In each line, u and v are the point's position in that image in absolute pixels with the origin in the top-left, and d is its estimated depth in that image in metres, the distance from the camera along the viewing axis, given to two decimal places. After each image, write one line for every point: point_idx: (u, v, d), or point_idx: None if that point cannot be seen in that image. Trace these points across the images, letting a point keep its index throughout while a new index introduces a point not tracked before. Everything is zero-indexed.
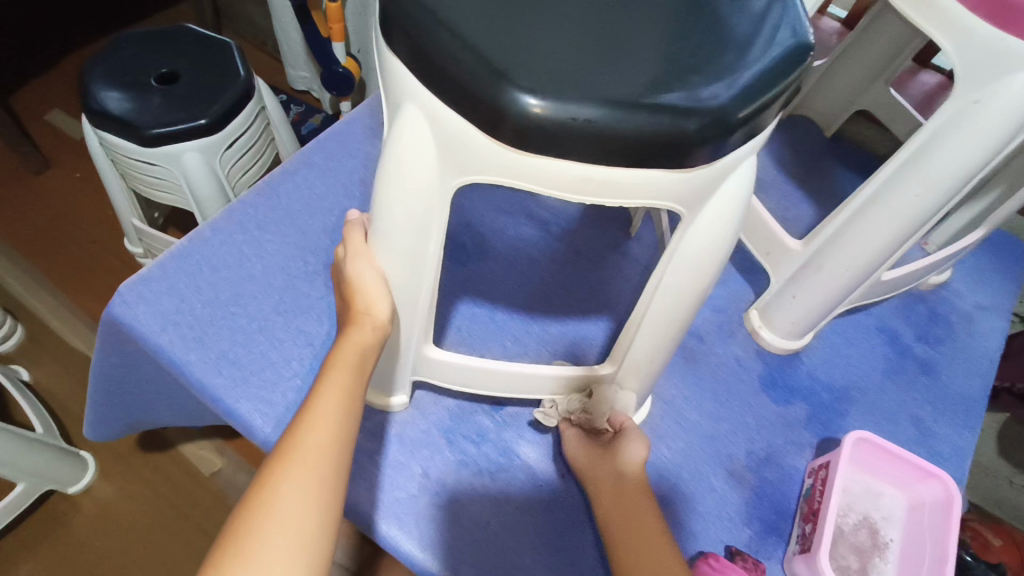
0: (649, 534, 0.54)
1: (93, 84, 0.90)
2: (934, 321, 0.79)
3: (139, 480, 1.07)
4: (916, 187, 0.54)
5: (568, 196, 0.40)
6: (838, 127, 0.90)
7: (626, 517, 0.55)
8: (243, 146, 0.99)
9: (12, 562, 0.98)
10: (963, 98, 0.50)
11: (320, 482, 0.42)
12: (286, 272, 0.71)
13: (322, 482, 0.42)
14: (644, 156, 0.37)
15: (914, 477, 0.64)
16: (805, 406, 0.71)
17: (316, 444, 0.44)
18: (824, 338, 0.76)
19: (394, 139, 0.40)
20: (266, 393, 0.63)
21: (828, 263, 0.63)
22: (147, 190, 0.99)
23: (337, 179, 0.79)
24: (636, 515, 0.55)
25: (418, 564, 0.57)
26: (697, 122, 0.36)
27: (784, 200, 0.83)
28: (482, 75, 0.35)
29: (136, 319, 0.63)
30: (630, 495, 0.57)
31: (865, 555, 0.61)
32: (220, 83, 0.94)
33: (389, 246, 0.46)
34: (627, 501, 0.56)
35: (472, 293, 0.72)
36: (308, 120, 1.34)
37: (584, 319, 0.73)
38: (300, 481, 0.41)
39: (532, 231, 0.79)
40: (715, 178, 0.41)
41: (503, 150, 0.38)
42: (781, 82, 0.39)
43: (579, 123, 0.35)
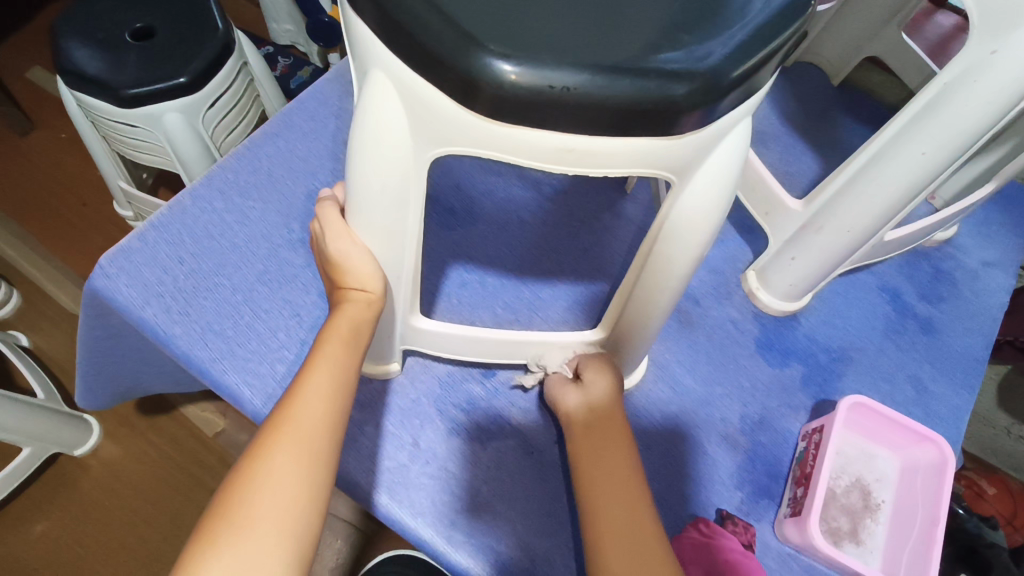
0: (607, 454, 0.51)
1: (65, 43, 0.86)
2: (937, 280, 0.77)
3: (143, 441, 1.08)
4: (923, 145, 0.52)
5: (549, 166, 0.37)
6: (847, 74, 0.85)
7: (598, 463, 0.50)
8: (226, 105, 0.95)
9: (25, 522, 1.00)
10: (980, 48, 0.46)
11: (314, 455, 0.41)
12: (270, 240, 0.69)
13: (316, 454, 0.41)
14: (629, 124, 0.34)
15: (909, 440, 0.63)
16: (801, 367, 0.70)
17: (311, 417, 0.43)
18: (823, 298, 0.74)
19: (362, 109, 0.37)
20: (254, 365, 0.63)
21: (829, 224, 0.61)
22: (131, 152, 0.96)
23: (320, 141, 0.76)
24: (611, 461, 0.50)
25: (411, 532, 0.58)
26: (687, 86, 0.33)
27: (786, 155, 0.80)
28: (450, 39, 0.32)
29: (118, 292, 0.62)
30: (606, 440, 0.52)
31: (856, 517, 0.62)
32: (198, 38, 0.89)
33: (366, 220, 0.43)
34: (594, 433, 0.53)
35: (462, 257, 0.70)
36: (296, 73, 1.28)
37: (577, 283, 0.71)
38: (292, 456, 0.40)
39: (522, 191, 0.76)
40: (707, 143, 0.39)
41: (478, 120, 0.35)
42: (781, 37, 0.36)
43: (557, 91, 0.32)
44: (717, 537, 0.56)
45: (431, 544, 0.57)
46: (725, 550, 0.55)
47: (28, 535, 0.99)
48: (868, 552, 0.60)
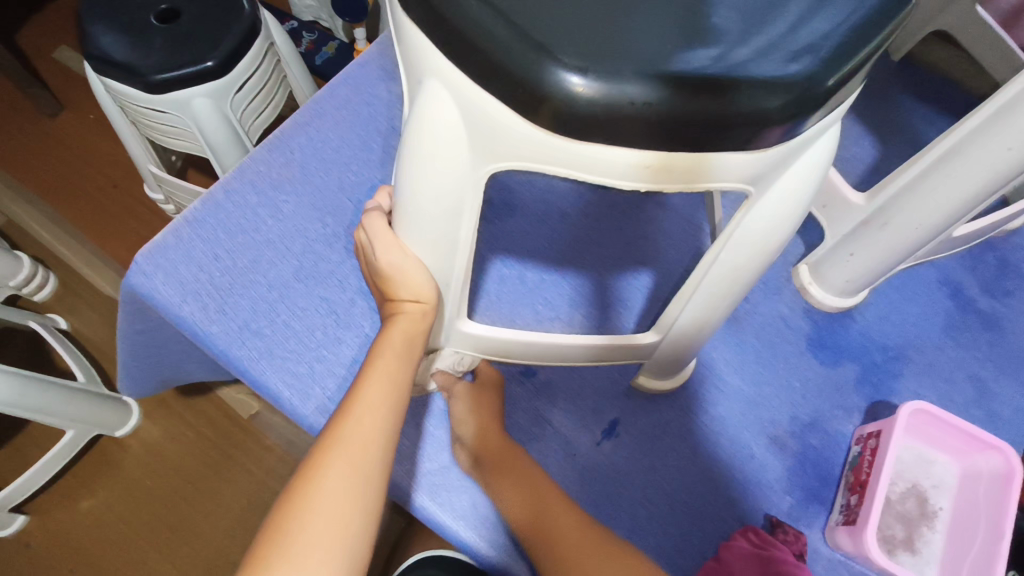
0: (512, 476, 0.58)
1: (91, 27, 0.84)
2: (1003, 272, 0.73)
3: (181, 423, 1.10)
4: (1009, 140, 0.47)
5: (609, 180, 0.34)
6: (909, 49, 0.80)
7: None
8: (253, 88, 0.93)
9: (72, 501, 1.03)
10: None
11: (365, 473, 0.40)
12: (305, 236, 0.68)
13: (367, 472, 0.40)
14: (712, 138, 0.32)
15: (971, 447, 0.60)
16: (855, 367, 0.67)
17: (363, 433, 0.41)
18: (880, 293, 0.71)
19: (415, 119, 0.35)
20: (292, 364, 0.62)
21: (894, 222, 0.57)
22: (160, 137, 0.95)
23: (352, 130, 0.74)
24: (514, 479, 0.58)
25: (453, 534, 0.57)
26: (778, 99, 0.30)
27: (842, 138, 0.75)
28: (518, 51, 0.29)
29: (155, 290, 0.61)
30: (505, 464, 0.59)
31: (911, 525, 0.60)
32: (224, 20, 0.87)
33: (417, 232, 0.41)
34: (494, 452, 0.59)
35: (502, 252, 0.68)
36: (322, 49, 1.25)
37: (619, 278, 0.68)
38: (344, 476, 0.39)
39: (561, 179, 0.73)
40: (791, 152, 0.35)
41: (545, 135, 0.33)
42: (879, 35, 0.32)
43: (636, 107, 0.29)
44: (773, 548, 0.54)
45: (474, 546, 0.57)
46: (782, 561, 0.53)
47: (76, 512, 1.03)
48: (924, 562, 0.58)
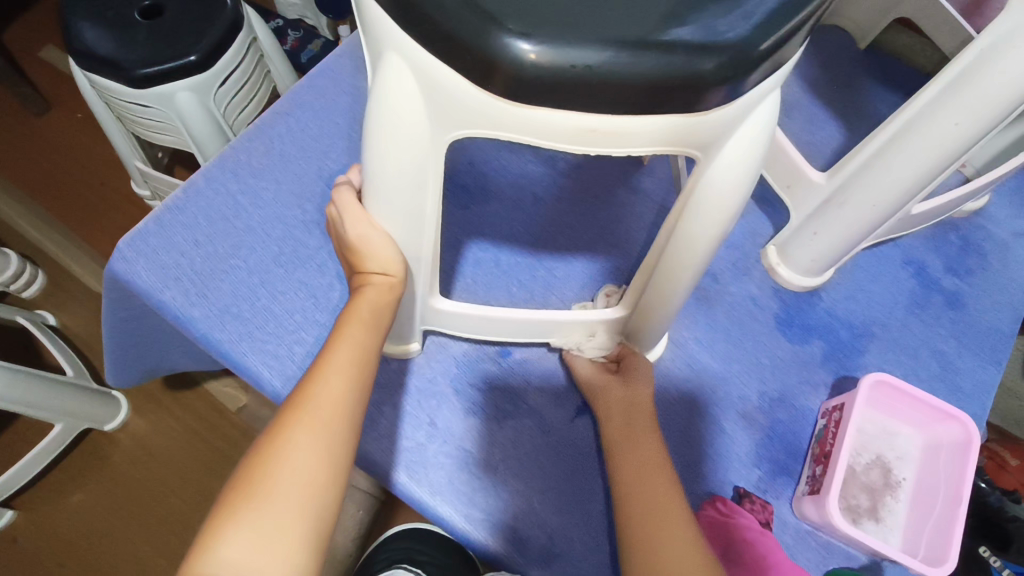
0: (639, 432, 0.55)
1: (75, 23, 0.85)
2: (966, 252, 0.75)
3: (169, 416, 1.11)
4: (958, 114, 0.49)
5: (598, 149, 0.36)
6: (874, 38, 0.82)
7: (649, 499, 0.50)
8: (237, 82, 0.95)
9: (61, 495, 1.04)
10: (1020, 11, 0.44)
11: (332, 431, 0.41)
12: (284, 222, 0.69)
13: (335, 430, 0.41)
14: (655, 101, 0.33)
15: (932, 418, 0.62)
16: (822, 344, 0.69)
17: (331, 394, 0.43)
18: (847, 273, 0.72)
19: (376, 90, 0.36)
20: (272, 346, 0.63)
21: (854, 198, 0.59)
22: (146, 132, 0.96)
23: (331, 120, 0.76)
24: (642, 436, 0.55)
25: (429, 509, 0.58)
26: (714, 62, 0.32)
27: (809, 123, 0.77)
28: (467, 19, 0.31)
29: (137, 276, 0.63)
30: (638, 424, 0.56)
31: (876, 495, 0.61)
32: (207, 15, 0.88)
33: (384, 204, 0.43)
34: (635, 418, 0.56)
35: (478, 236, 0.70)
36: (307, 47, 1.26)
37: (592, 260, 0.70)
38: (312, 435, 0.40)
39: (537, 166, 0.74)
40: (735, 118, 0.37)
41: (496, 101, 0.34)
42: (810, 3, 0.34)
43: (579, 70, 0.31)
44: (736, 516, 0.57)
45: (450, 522, 0.58)
46: (742, 529, 0.56)
47: (65, 506, 1.03)
48: (888, 530, 0.60)
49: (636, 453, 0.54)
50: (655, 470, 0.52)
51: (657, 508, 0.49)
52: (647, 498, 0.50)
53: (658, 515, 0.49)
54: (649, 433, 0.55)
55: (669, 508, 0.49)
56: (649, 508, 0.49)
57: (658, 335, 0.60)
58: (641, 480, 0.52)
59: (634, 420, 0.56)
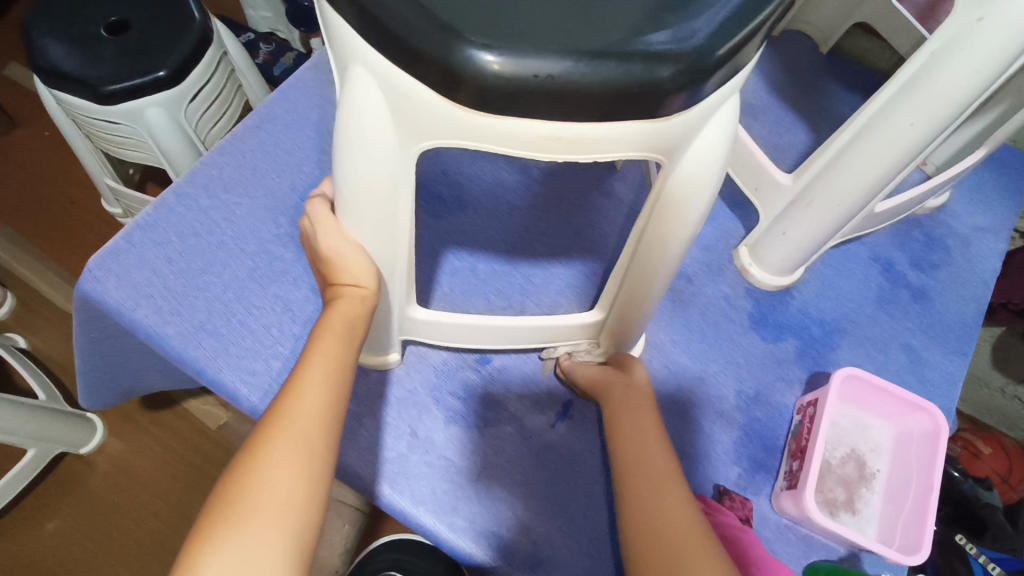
0: (642, 415, 0.55)
1: (39, 41, 0.84)
2: (930, 247, 0.77)
3: (147, 437, 1.09)
4: (913, 115, 0.51)
5: (565, 156, 0.37)
6: (835, 41, 0.84)
7: (644, 475, 0.50)
8: (208, 97, 0.94)
9: (35, 522, 1.01)
10: (965, 16, 0.45)
11: (311, 449, 0.41)
12: (258, 236, 0.69)
13: (313, 446, 0.41)
14: (617, 108, 0.34)
15: (903, 410, 0.63)
16: (795, 341, 0.70)
17: (308, 412, 0.43)
18: (817, 271, 0.74)
19: (343, 104, 0.37)
20: (249, 361, 0.63)
21: (819, 198, 0.60)
22: (115, 149, 0.95)
23: (303, 134, 0.76)
24: (640, 420, 0.55)
25: (413, 520, 0.58)
26: (671, 68, 0.33)
27: (776, 126, 0.79)
28: (429, 32, 0.32)
29: (109, 295, 0.62)
30: (637, 409, 0.56)
31: (851, 487, 0.62)
32: (175, 30, 0.88)
33: (356, 217, 0.43)
34: (633, 404, 0.56)
35: (454, 245, 0.70)
36: (279, 60, 1.26)
37: (568, 265, 0.71)
38: (289, 452, 0.40)
39: (510, 174, 0.75)
40: (696, 123, 0.38)
41: (462, 112, 0.35)
42: (764, 10, 0.35)
43: (542, 80, 0.32)
44: (716, 513, 0.57)
45: (434, 531, 0.57)
46: (722, 525, 0.56)
47: (40, 533, 1.01)
48: (864, 521, 0.61)
49: (633, 432, 0.54)
50: (652, 449, 0.52)
51: (651, 484, 0.50)
52: (645, 470, 0.51)
53: (653, 490, 0.49)
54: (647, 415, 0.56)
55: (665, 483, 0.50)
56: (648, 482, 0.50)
57: (634, 337, 0.61)
58: (638, 458, 0.52)
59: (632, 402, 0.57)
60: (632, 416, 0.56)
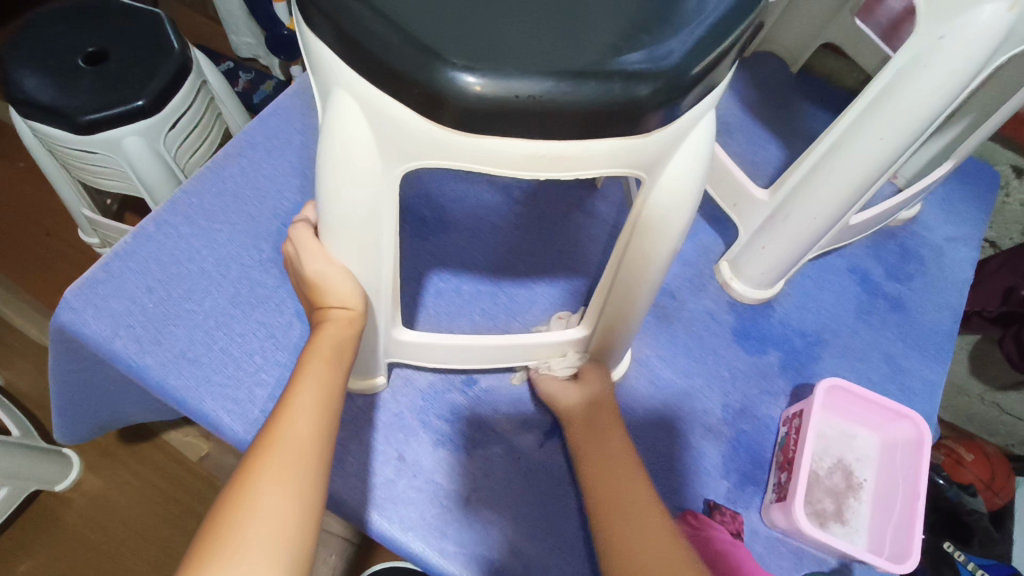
0: (608, 432, 0.56)
1: (15, 72, 0.84)
2: (905, 258, 0.79)
3: (127, 471, 1.06)
4: (882, 130, 0.52)
5: (547, 174, 0.37)
6: (805, 61, 0.87)
7: (612, 489, 0.52)
8: (188, 125, 0.94)
9: (7, 564, 0.97)
10: (927, 33, 0.47)
11: (301, 473, 0.41)
12: (239, 263, 0.68)
13: (305, 469, 0.41)
14: (597, 125, 0.35)
15: (886, 419, 0.64)
16: (778, 354, 0.71)
17: (297, 436, 0.42)
18: (796, 284, 0.75)
19: (327, 128, 0.37)
20: (231, 390, 0.62)
21: (796, 213, 0.61)
22: (92, 179, 0.94)
23: (285, 159, 0.76)
24: (608, 441, 0.55)
25: (402, 547, 0.57)
26: (649, 86, 0.34)
27: (751, 143, 0.81)
28: (411, 56, 0.32)
29: (87, 325, 0.61)
30: (603, 429, 0.56)
31: (840, 497, 0.63)
32: (153, 59, 0.88)
33: (341, 240, 0.43)
34: (600, 427, 0.57)
35: (439, 267, 0.70)
36: (259, 87, 1.26)
37: (552, 284, 0.71)
38: (279, 476, 0.40)
39: (493, 196, 0.76)
40: (674, 139, 0.39)
41: (445, 132, 0.35)
42: (736, 30, 0.37)
43: (523, 100, 0.32)
44: (707, 528, 0.57)
45: (423, 557, 0.56)
46: (713, 541, 0.56)
47: None
48: (854, 531, 0.61)
49: (603, 454, 0.54)
50: (620, 458, 0.54)
51: (627, 511, 0.50)
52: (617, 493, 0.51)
53: (628, 515, 0.50)
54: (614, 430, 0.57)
55: (642, 504, 0.50)
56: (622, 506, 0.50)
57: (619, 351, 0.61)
58: (607, 468, 0.53)
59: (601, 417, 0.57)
60: (599, 437, 0.56)
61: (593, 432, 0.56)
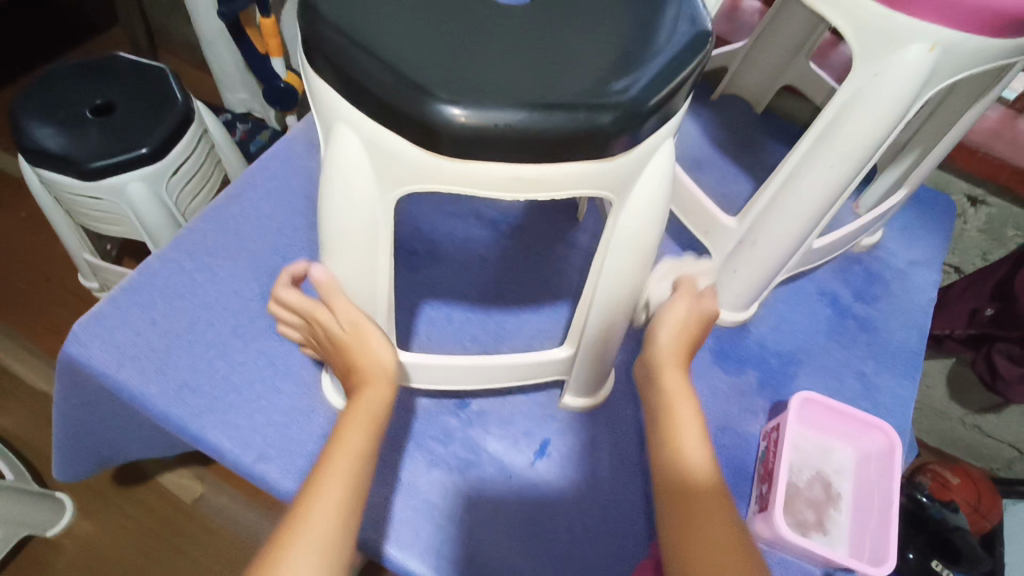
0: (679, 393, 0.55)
1: (26, 123, 0.89)
2: (871, 281, 0.84)
3: (120, 515, 1.06)
4: (833, 159, 0.57)
5: (526, 195, 0.42)
6: (768, 102, 0.93)
7: (677, 457, 0.51)
8: (190, 171, 0.99)
9: None
10: (864, 72, 0.53)
11: (334, 550, 0.42)
12: (240, 296, 0.72)
13: (334, 545, 0.42)
14: (567, 149, 0.39)
15: (859, 430, 0.68)
16: (756, 373, 0.74)
17: (332, 507, 0.44)
18: (769, 307, 0.80)
19: (329, 159, 0.42)
20: (231, 417, 0.64)
21: (762, 238, 0.66)
22: (94, 224, 0.98)
23: (284, 200, 0.80)
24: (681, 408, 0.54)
25: (397, 566, 0.58)
26: (611, 115, 0.39)
27: (722, 177, 0.87)
28: (403, 92, 0.37)
29: (93, 358, 0.63)
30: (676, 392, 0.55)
31: (821, 508, 0.65)
32: (158, 110, 0.93)
33: (340, 264, 0.47)
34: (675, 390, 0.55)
35: (431, 297, 0.74)
36: (256, 137, 1.33)
37: (538, 310, 0.75)
38: (310, 551, 0.41)
39: (481, 231, 0.80)
40: (636, 163, 0.43)
41: (433, 158, 0.39)
42: (687, 67, 0.42)
43: (501, 128, 0.37)
44: None
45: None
46: None
47: None
48: (835, 540, 0.63)
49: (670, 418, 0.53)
50: (689, 425, 0.53)
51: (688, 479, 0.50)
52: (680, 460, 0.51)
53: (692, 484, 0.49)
54: (687, 400, 0.54)
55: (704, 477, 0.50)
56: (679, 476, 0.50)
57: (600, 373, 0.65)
58: (672, 436, 0.52)
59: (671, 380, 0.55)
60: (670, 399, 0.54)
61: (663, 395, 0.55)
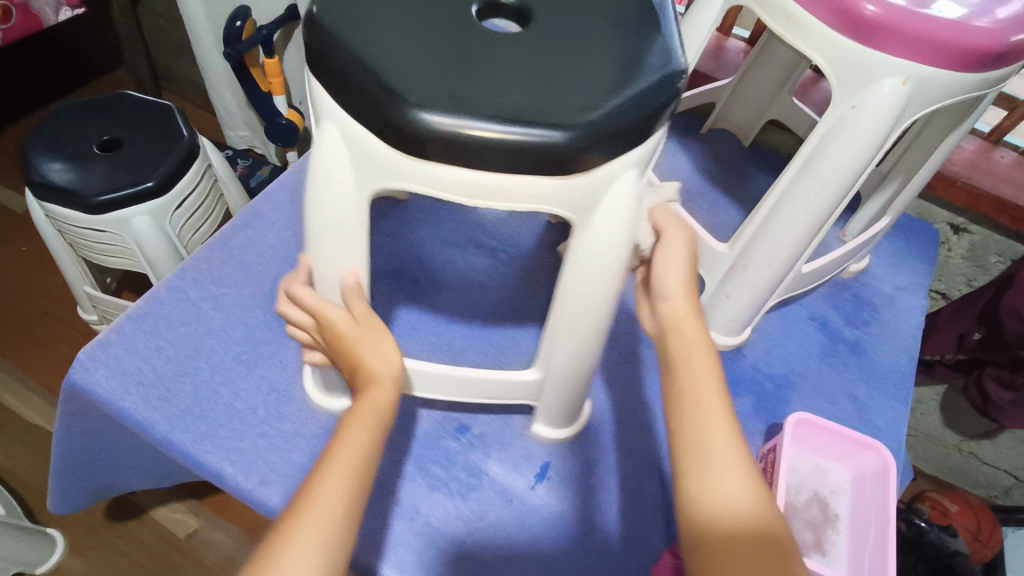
0: (696, 352, 0.53)
1: (35, 159, 0.91)
2: (860, 306, 0.86)
3: (112, 551, 1.04)
4: (816, 185, 0.60)
5: (490, 204, 0.44)
6: (755, 135, 0.97)
7: (696, 423, 0.50)
8: (193, 204, 1.01)
9: None
10: (843, 103, 0.56)
11: (331, 548, 0.42)
12: (244, 323, 0.73)
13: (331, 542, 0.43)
14: (523, 165, 0.42)
15: (854, 451, 0.69)
16: (751, 396, 0.76)
17: (332, 504, 0.44)
18: (762, 332, 0.82)
19: (319, 156, 0.45)
20: (233, 442, 0.64)
21: (753, 262, 0.68)
22: (97, 257, 0.99)
23: (288, 230, 0.82)
24: (700, 371, 0.52)
25: None
26: (565, 135, 0.41)
27: (713, 206, 0.89)
28: (384, 97, 0.41)
29: (97, 384, 0.64)
30: (693, 354, 0.53)
31: (819, 529, 0.65)
32: (164, 145, 0.96)
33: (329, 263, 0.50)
34: (695, 355, 0.53)
35: (433, 324, 0.75)
36: (256, 172, 1.36)
37: (519, 328, 0.76)
38: (306, 544, 0.42)
39: (481, 259, 0.82)
40: (595, 185, 0.45)
41: (408, 159, 0.43)
42: (655, 99, 0.44)
43: (471, 134, 0.40)
44: None
45: None
46: None
47: None
48: (834, 561, 0.63)
49: (688, 377, 0.52)
50: (706, 387, 0.51)
51: (708, 448, 0.48)
52: (696, 424, 0.50)
53: (713, 450, 0.48)
54: (707, 363, 0.53)
55: (726, 442, 0.49)
56: (698, 441, 0.49)
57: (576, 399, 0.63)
58: (690, 397, 0.51)
59: (697, 371, 0.52)
60: (689, 363, 0.53)
61: (681, 359, 0.53)
